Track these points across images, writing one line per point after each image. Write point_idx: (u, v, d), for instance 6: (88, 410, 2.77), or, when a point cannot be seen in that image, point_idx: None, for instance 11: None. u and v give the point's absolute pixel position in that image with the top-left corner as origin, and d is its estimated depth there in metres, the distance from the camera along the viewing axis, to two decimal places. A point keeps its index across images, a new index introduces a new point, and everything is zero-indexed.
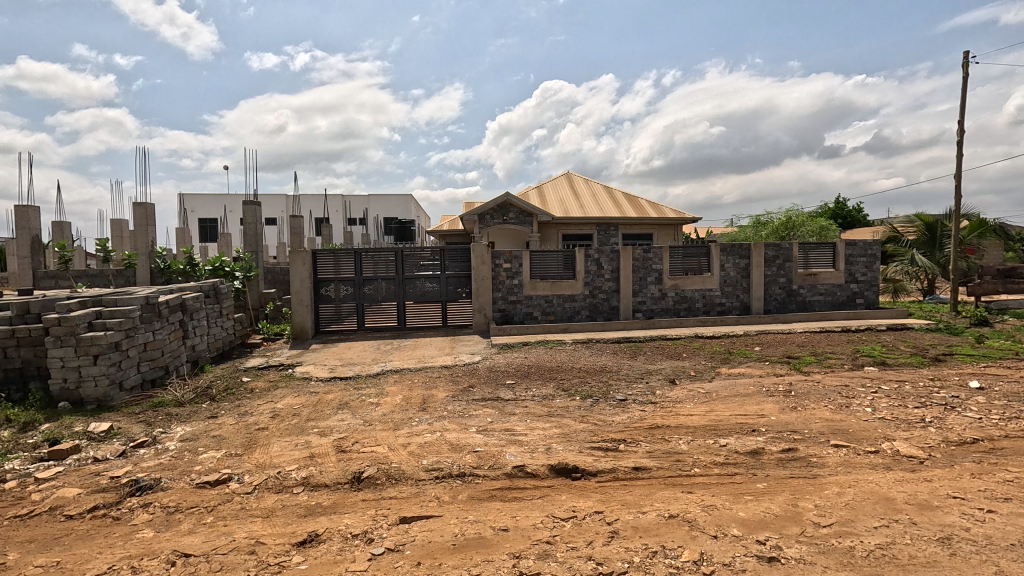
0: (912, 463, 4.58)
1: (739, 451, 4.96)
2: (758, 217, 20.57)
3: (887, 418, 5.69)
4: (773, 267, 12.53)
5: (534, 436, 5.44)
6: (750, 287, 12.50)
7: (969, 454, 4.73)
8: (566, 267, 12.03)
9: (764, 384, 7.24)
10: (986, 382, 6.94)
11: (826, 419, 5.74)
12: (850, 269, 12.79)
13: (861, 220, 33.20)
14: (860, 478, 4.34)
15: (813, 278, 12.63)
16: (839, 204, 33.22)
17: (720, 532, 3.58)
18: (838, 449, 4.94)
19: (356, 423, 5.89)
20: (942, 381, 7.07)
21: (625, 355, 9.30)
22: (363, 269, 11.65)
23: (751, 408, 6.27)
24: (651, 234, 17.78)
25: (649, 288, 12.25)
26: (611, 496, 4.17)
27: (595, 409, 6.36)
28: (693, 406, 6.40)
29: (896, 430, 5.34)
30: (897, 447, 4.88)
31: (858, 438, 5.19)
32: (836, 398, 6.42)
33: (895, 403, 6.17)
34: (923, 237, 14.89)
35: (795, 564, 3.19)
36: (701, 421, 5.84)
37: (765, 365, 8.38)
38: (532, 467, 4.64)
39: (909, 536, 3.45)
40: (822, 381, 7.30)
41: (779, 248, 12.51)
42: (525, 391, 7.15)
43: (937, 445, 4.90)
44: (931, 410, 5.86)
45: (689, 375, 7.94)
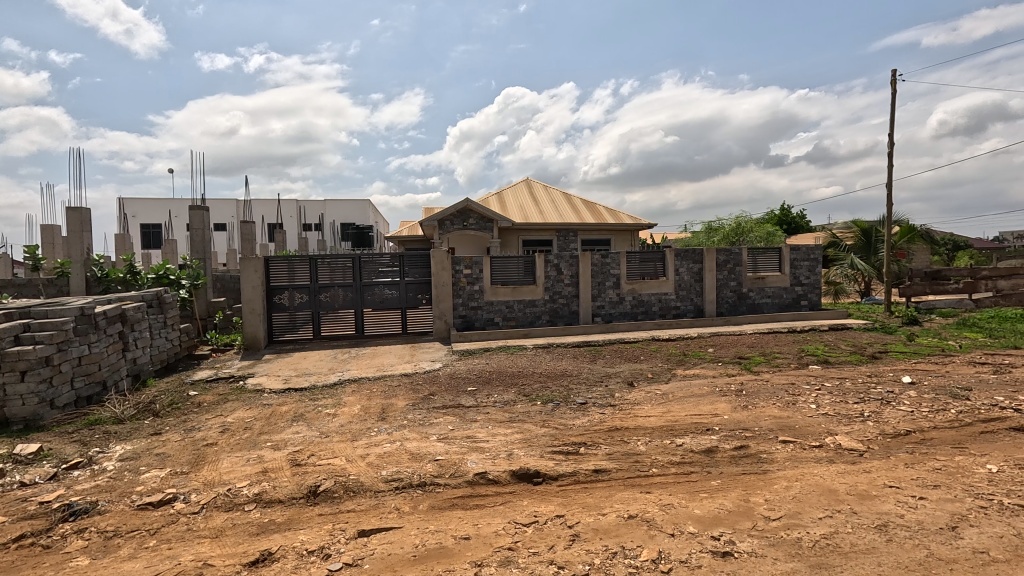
0: (853, 456, 4.85)
1: (694, 450, 5.12)
2: (710, 223, 21.36)
3: (830, 413, 6.01)
4: (724, 271, 13.03)
5: (496, 443, 5.43)
6: (703, 291, 12.93)
7: (903, 445, 5.06)
8: (527, 273, 12.12)
9: (717, 384, 7.50)
10: (917, 377, 7.44)
11: (775, 416, 6.00)
12: (794, 273, 13.46)
13: (805, 227, 34.98)
14: (806, 472, 4.55)
15: (762, 281, 13.20)
16: (785, 209, 34.82)
17: (677, 530, 3.68)
18: (786, 444, 5.17)
19: (312, 435, 5.72)
20: (878, 377, 7.54)
21: (585, 359, 9.43)
22: (319, 275, 11.34)
23: (705, 407, 6.47)
24: (609, 239, 18.13)
25: (607, 292, 12.46)
26: (572, 499, 4.22)
27: (556, 414, 6.40)
28: (650, 408, 6.57)
29: (838, 425, 5.65)
30: (839, 441, 5.16)
31: (804, 433, 5.46)
32: (784, 396, 6.73)
33: (837, 399, 6.52)
34: (859, 242, 15.84)
35: (747, 558, 3.31)
36: (658, 422, 6.00)
37: (718, 366, 8.68)
38: (493, 474, 4.63)
39: (851, 526, 3.64)
40: (771, 380, 7.65)
41: (730, 253, 13.03)
42: (486, 397, 7.13)
43: (875, 438, 5.21)
44: (869, 405, 6.23)
45: (647, 377, 8.12)
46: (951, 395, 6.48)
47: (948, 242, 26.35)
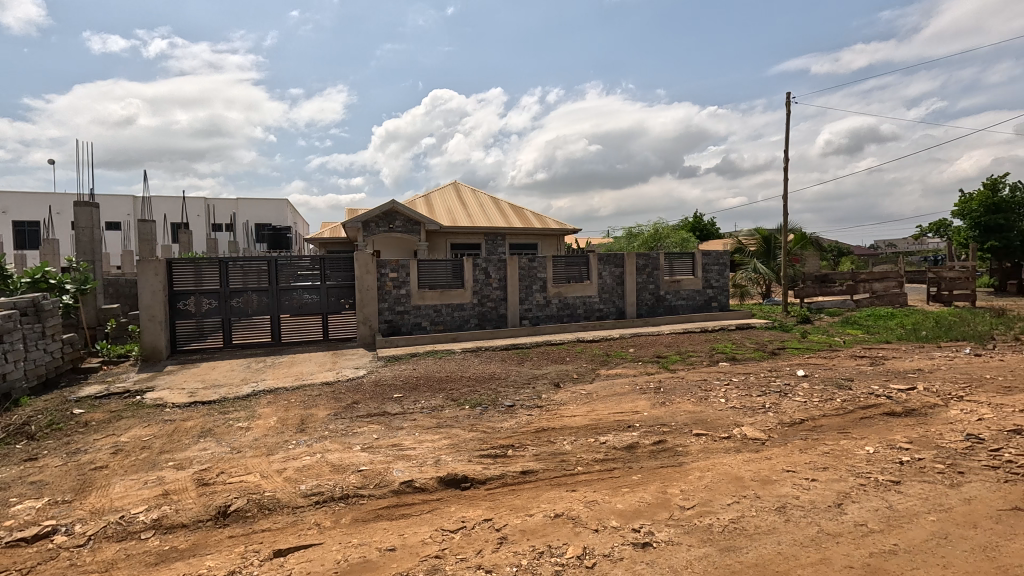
0: (756, 444, 5.28)
1: (616, 447, 5.32)
2: (630, 229, 22.40)
3: (737, 406, 6.51)
4: (643, 275, 13.70)
5: (423, 449, 5.33)
6: (624, 294, 13.52)
7: (798, 432, 5.58)
8: (455, 276, 12.04)
9: (637, 383, 7.86)
10: (809, 370, 8.25)
11: (689, 411, 6.40)
12: (706, 276, 14.43)
13: (715, 233, 37.68)
14: (716, 462, 4.89)
15: (677, 284, 14.04)
16: (698, 217, 37.27)
17: (600, 525, 3.80)
18: (699, 437, 5.53)
19: (221, 451, 5.30)
20: (777, 371, 8.28)
21: (513, 362, 9.52)
22: (230, 279, 10.57)
23: (626, 405, 6.76)
24: (536, 243, 18.47)
25: (534, 296, 12.68)
26: (500, 502, 4.23)
27: (484, 417, 6.40)
28: (575, 407, 6.76)
29: (744, 416, 6.13)
30: (745, 432, 5.59)
31: (714, 425, 5.86)
32: (697, 392, 7.20)
33: (743, 393, 7.08)
34: (761, 248, 17.26)
35: (665, 547, 3.49)
36: (583, 421, 6.19)
37: (638, 365, 9.10)
38: (420, 481, 4.54)
39: (755, 509, 3.95)
40: (685, 377, 8.16)
41: (648, 258, 13.73)
42: (413, 404, 6.98)
43: (774, 427, 5.71)
44: (770, 397, 6.82)
45: (573, 378, 8.35)
46: (837, 385, 7.26)
47: (834, 249, 29.48)
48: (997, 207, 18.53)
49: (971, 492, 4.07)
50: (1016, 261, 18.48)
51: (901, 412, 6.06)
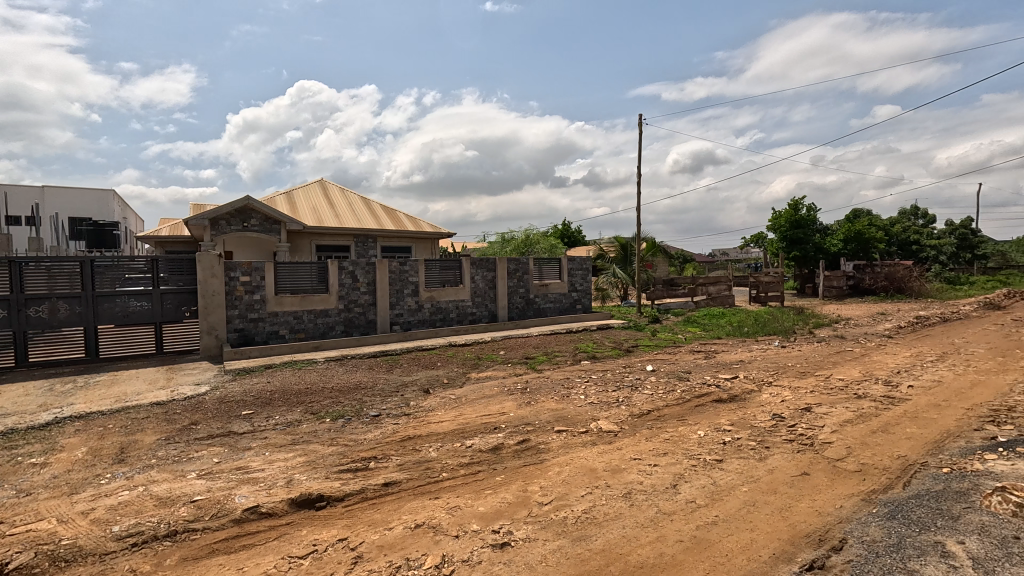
0: (610, 436, 5.70)
1: (482, 449, 5.38)
2: (503, 234, 22.99)
3: (594, 401, 6.98)
4: (514, 279, 14.12)
5: (273, 470, 4.86)
6: (496, 297, 13.80)
7: (644, 423, 6.15)
8: (318, 281, 11.27)
9: (505, 385, 8.04)
10: (656, 365, 9.18)
11: (552, 409, 6.70)
12: (572, 281, 15.33)
13: (581, 240, 40.33)
14: (574, 456, 5.17)
15: (545, 288, 14.71)
16: (566, 225, 39.53)
17: (461, 531, 3.79)
18: (559, 433, 5.81)
19: (2, 496, 4.30)
20: (630, 367, 9.07)
21: (381, 369, 9.17)
22: (27, 284, 8.71)
23: (494, 407, 6.88)
24: (410, 247, 18.08)
25: (405, 300, 12.38)
26: (357, 518, 4.01)
27: (346, 430, 6.05)
28: (443, 413, 6.70)
29: (600, 411, 6.59)
30: (600, 425, 6.01)
31: (574, 421, 6.21)
32: (559, 390, 7.58)
33: (600, 389, 7.62)
34: (619, 255, 18.79)
35: (522, 544, 3.58)
36: (450, 426, 6.15)
37: (507, 367, 9.33)
38: (267, 506, 4.12)
39: (604, 498, 4.24)
40: (550, 376, 8.55)
41: (518, 263, 14.18)
42: (265, 420, 6.36)
43: (625, 419, 6.23)
44: (623, 391, 7.44)
45: (443, 383, 8.28)
46: (678, 378, 8.17)
47: (679, 256, 33.27)
48: (798, 223, 22.43)
49: (774, 463, 4.83)
50: (811, 268, 22.54)
51: (726, 398, 7.00)
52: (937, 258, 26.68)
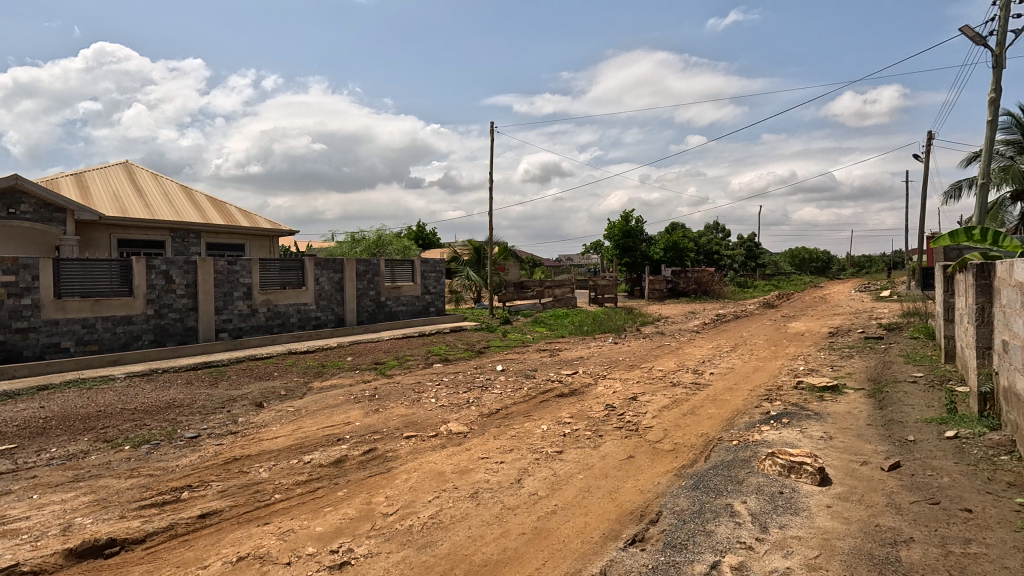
0: (459, 438, 5.71)
1: (323, 464, 4.99)
2: (353, 233, 21.84)
3: (445, 404, 6.96)
4: (363, 281, 13.47)
5: (44, 517, 3.90)
6: (343, 300, 13.01)
7: (493, 422, 6.30)
8: (119, 281, 9.45)
9: (352, 392, 7.60)
10: (506, 365, 9.50)
11: (401, 415, 6.51)
12: (425, 283, 15.15)
13: (436, 242, 40.22)
14: (422, 461, 5.07)
15: (397, 290, 14.30)
16: (421, 226, 39.06)
17: (294, 556, 3.45)
18: (408, 439, 5.65)
19: None
20: (481, 368, 9.25)
21: (203, 383, 8.00)
22: None
23: (337, 418, 6.44)
24: (243, 244, 16.16)
25: (236, 304, 11.02)
26: (163, 561, 3.41)
27: (153, 457, 5.14)
28: (279, 428, 6.08)
29: (450, 413, 6.58)
30: (450, 428, 5.99)
31: (423, 426, 6.10)
32: (409, 395, 7.40)
33: (451, 391, 7.63)
34: (472, 258, 19.08)
35: (364, 561, 3.39)
36: (286, 442, 5.60)
37: (355, 374, 8.84)
38: (32, 564, 3.29)
39: (452, 500, 4.23)
40: (400, 381, 8.31)
41: (369, 264, 13.55)
42: (35, 455, 5.09)
43: (475, 420, 6.31)
44: (473, 392, 7.54)
45: (279, 394, 7.52)
46: (525, 376, 8.55)
47: (529, 260, 35.09)
48: (629, 233, 25.20)
49: (606, 449, 5.30)
50: (639, 273, 25.50)
51: (567, 393, 7.52)
52: (731, 265, 32.22)
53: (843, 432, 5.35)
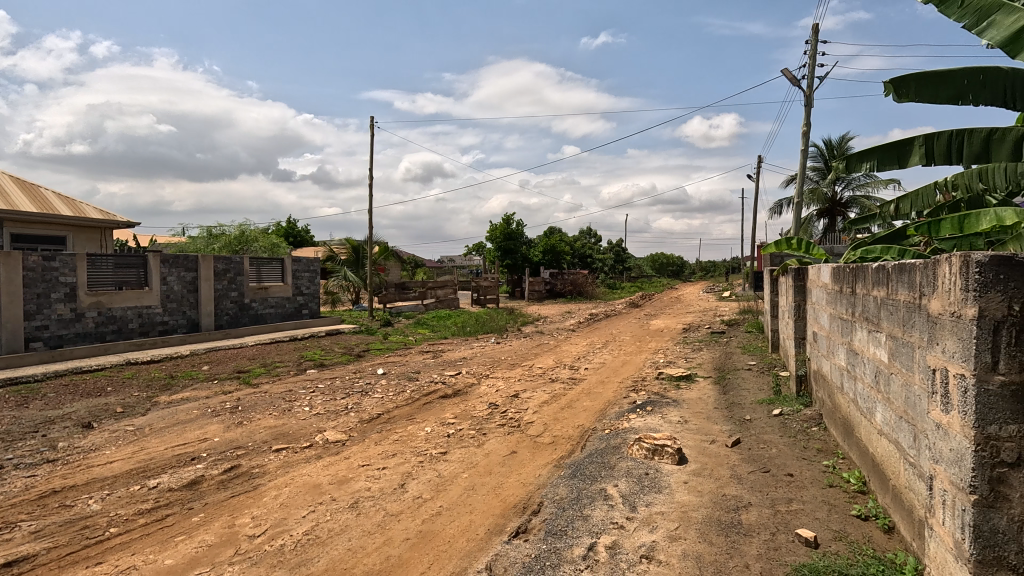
0: (337, 447, 5.40)
1: (173, 488, 4.38)
2: (210, 228, 19.52)
3: (320, 412, 6.53)
4: (223, 281, 12.10)
5: None
6: (198, 303, 11.56)
7: (374, 427, 6.05)
8: None
9: (208, 405, 6.78)
10: (387, 368, 9.19)
11: (269, 426, 5.96)
12: (296, 283, 14.06)
13: (310, 240, 37.61)
14: (295, 475, 4.69)
15: (264, 291, 13.09)
16: (292, 223, 36.20)
17: None
18: (278, 452, 5.20)
19: None
20: (361, 372, 8.85)
21: (7, 404, 6.56)
22: None
23: (192, 434, 5.71)
24: (64, 236, 13.58)
25: (54, 308, 9.22)
26: None
27: None
28: (115, 451, 5.21)
29: (326, 421, 6.19)
30: (327, 436, 5.64)
31: (296, 437, 5.66)
32: (279, 405, 6.81)
33: (327, 398, 7.18)
34: (351, 257, 18.17)
35: None
36: (125, 466, 4.82)
37: (212, 384, 7.90)
38: None
39: (329, 513, 3.98)
40: (268, 390, 7.61)
41: (230, 262, 12.21)
42: None
43: (354, 426, 6.01)
44: (352, 398, 7.18)
45: (115, 412, 6.45)
46: (408, 379, 8.36)
47: (411, 261, 34.35)
48: (510, 236, 25.88)
49: (490, 447, 5.38)
50: (519, 274, 26.32)
51: (450, 394, 7.49)
52: (602, 268, 34.74)
53: (696, 416, 6.05)
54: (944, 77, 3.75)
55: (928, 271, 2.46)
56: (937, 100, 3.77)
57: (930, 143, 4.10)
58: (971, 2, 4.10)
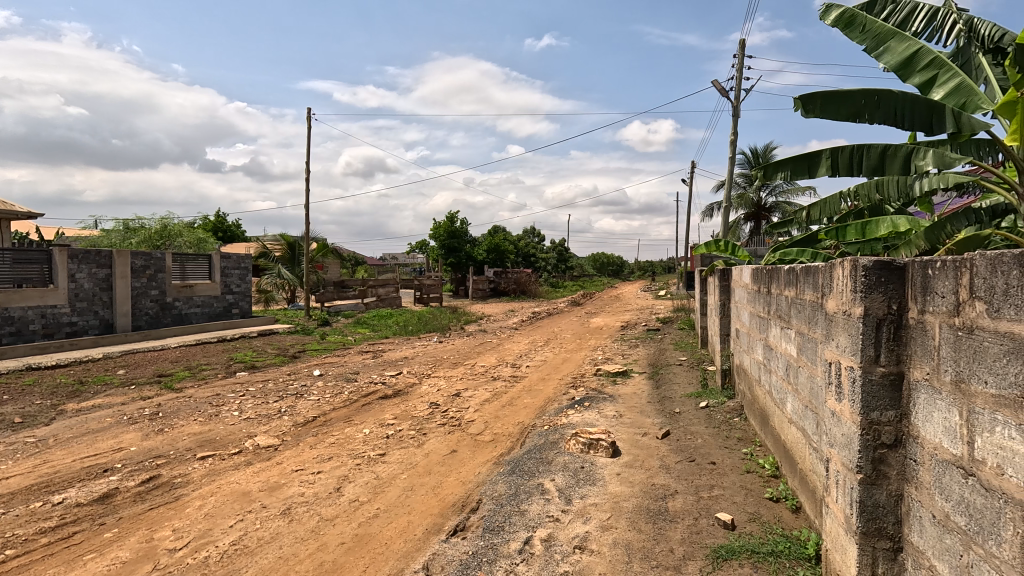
0: (268, 452, 5.19)
1: (82, 503, 4.05)
2: (127, 221, 18.07)
3: (251, 416, 6.24)
4: (141, 278, 11.25)
5: None
6: (113, 302, 10.68)
7: (309, 430, 5.87)
8: None
9: (124, 413, 6.29)
10: (324, 369, 8.92)
11: (193, 433, 5.63)
12: (225, 281, 13.32)
13: (241, 236, 35.61)
14: (222, 483, 4.47)
15: (189, 289, 12.29)
16: (220, 217, 34.12)
17: None
18: (203, 460, 4.93)
19: None
20: (296, 374, 8.53)
21: None
22: None
23: (104, 444, 5.29)
24: None
25: None
26: None
27: None
28: (12, 465, 4.74)
29: (257, 426, 5.93)
30: (257, 442, 5.40)
31: (223, 443, 5.38)
32: (205, 409, 6.44)
33: (258, 401, 6.87)
34: (286, 255, 17.41)
35: None
36: (24, 481, 4.40)
37: (129, 390, 7.34)
38: None
39: (259, 521, 3.82)
40: (193, 395, 7.18)
41: (149, 258, 11.37)
42: None
43: (287, 430, 5.79)
44: (286, 401, 6.92)
45: (12, 423, 5.85)
46: (346, 379, 8.15)
47: (352, 258, 33.25)
48: (453, 234, 25.71)
49: (429, 446, 5.36)
50: (463, 273, 26.20)
51: (390, 395, 7.38)
52: (545, 267, 35.29)
53: (630, 410, 6.31)
54: (845, 97, 4.14)
55: (828, 273, 2.71)
56: (840, 117, 4.14)
57: (835, 156, 4.49)
58: (871, 26, 4.49)
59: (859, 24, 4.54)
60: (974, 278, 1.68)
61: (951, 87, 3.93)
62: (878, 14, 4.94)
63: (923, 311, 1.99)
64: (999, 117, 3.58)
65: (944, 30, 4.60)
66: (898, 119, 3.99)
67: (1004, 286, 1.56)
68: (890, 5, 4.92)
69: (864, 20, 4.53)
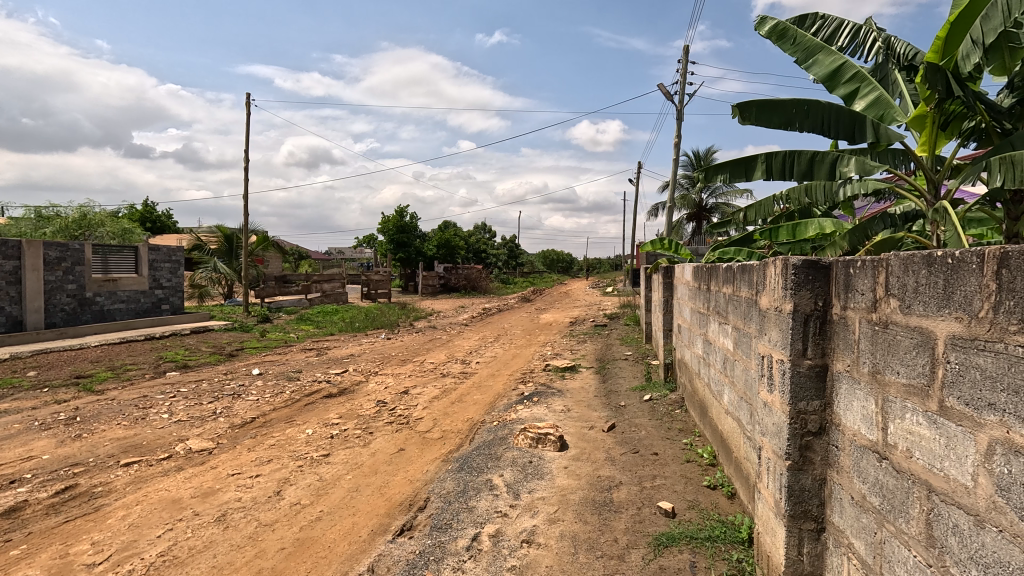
0: (202, 456, 4.90)
1: None
2: (40, 208, 16.51)
3: (182, 419, 5.87)
4: (56, 272, 10.32)
5: None
6: (22, 297, 9.73)
7: (247, 432, 5.59)
8: None
9: (35, 418, 5.76)
10: (264, 368, 8.52)
11: (116, 438, 5.23)
12: (154, 275, 12.46)
13: (171, 228, 33.39)
14: (149, 491, 4.17)
15: (112, 283, 11.38)
16: (148, 207, 31.83)
17: None
18: (127, 467, 4.59)
19: None
20: (233, 373, 8.11)
21: None
22: None
23: (12, 452, 4.82)
24: None
25: None
26: None
27: None
28: None
29: (189, 429, 5.59)
30: (189, 446, 5.09)
31: (151, 448, 5.03)
32: (130, 413, 6.00)
33: (190, 402, 6.47)
34: (222, 247, 16.52)
35: None
36: None
37: (40, 393, 6.71)
38: None
39: (190, 530, 3.60)
40: (115, 397, 6.67)
41: (65, 249, 10.45)
42: None
43: (223, 433, 5.50)
44: (221, 401, 6.56)
45: None
46: (287, 378, 7.83)
47: (295, 252, 31.99)
48: (402, 229, 25.21)
49: (376, 446, 5.24)
50: (412, 268, 25.78)
51: (335, 393, 7.16)
52: (496, 263, 35.32)
53: (578, 404, 6.42)
54: (777, 106, 4.36)
55: (762, 272, 2.84)
56: (773, 124, 4.37)
57: (770, 161, 4.73)
58: (801, 39, 4.76)
59: (791, 36, 4.79)
60: (889, 277, 1.82)
61: (871, 100, 4.24)
62: (808, 28, 5.25)
63: (845, 307, 2.13)
64: (910, 129, 3.90)
65: (865, 46, 4.96)
66: (825, 128, 4.26)
67: (914, 285, 1.70)
68: (819, 20, 5.23)
69: (795, 33, 4.79)
